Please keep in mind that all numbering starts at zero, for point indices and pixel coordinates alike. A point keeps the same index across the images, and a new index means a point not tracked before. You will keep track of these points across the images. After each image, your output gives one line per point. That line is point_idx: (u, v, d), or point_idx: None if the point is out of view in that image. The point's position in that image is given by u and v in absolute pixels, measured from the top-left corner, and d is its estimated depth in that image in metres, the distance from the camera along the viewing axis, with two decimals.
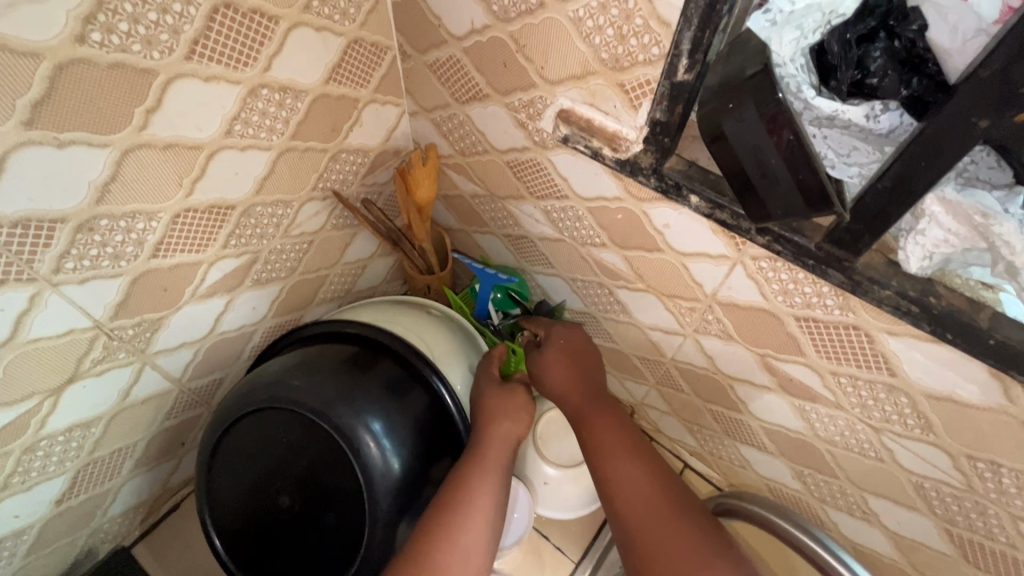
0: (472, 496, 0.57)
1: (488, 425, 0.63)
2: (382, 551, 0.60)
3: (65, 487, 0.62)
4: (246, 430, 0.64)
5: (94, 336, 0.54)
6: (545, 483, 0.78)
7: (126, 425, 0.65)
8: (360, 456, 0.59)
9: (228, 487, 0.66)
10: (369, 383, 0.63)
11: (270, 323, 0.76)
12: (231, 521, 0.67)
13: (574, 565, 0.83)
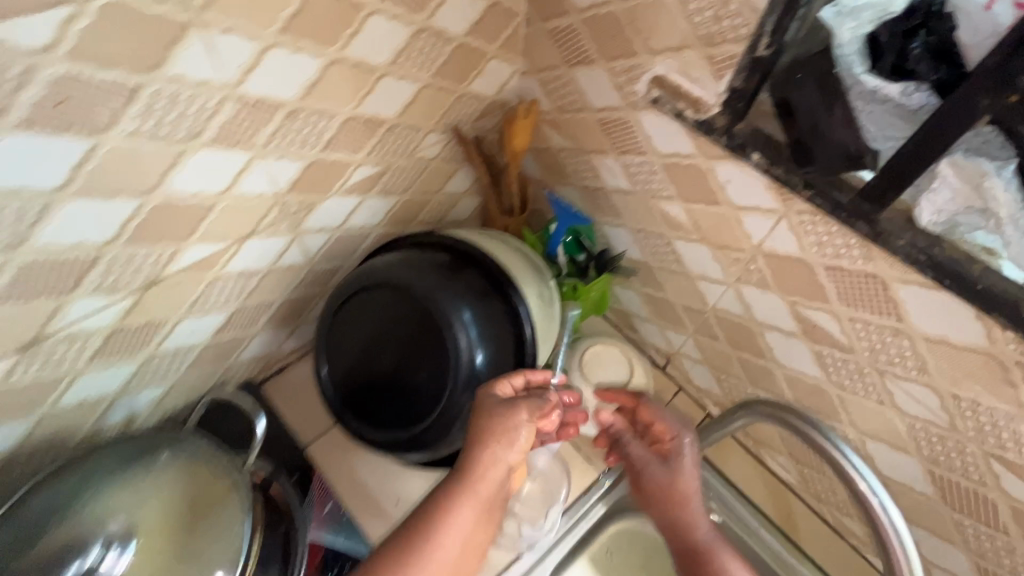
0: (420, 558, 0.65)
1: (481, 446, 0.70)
2: (452, 410, 0.74)
3: (222, 322, 0.80)
4: (364, 304, 0.79)
5: (273, 203, 0.71)
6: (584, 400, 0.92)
7: (270, 284, 0.82)
8: (454, 331, 0.74)
9: (337, 347, 0.81)
10: (466, 282, 0.79)
11: (381, 230, 0.92)
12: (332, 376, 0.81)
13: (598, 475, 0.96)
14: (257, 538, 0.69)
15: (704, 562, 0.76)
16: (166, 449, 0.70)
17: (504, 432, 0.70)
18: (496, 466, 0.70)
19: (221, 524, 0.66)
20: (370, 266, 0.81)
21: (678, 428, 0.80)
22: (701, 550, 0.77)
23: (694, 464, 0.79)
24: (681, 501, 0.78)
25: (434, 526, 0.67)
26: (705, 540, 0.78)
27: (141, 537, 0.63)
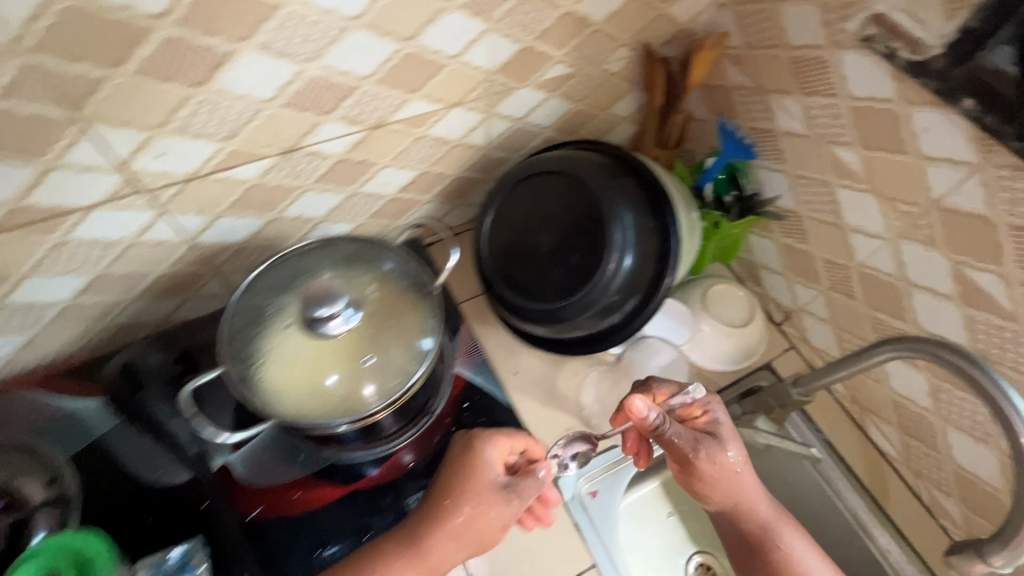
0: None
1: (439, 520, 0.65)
2: (592, 298, 0.82)
3: (408, 182, 0.92)
4: (536, 189, 0.87)
5: (483, 78, 0.81)
6: (704, 328, 0.97)
7: (452, 158, 0.93)
8: (613, 228, 0.81)
9: (499, 223, 0.90)
10: (631, 190, 0.85)
11: (550, 134, 1.00)
12: (490, 246, 0.91)
13: None
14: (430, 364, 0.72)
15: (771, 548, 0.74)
16: (390, 260, 0.75)
17: (472, 482, 0.66)
18: (445, 522, 0.65)
19: (405, 335, 0.71)
20: (547, 159, 0.89)
21: (710, 420, 0.75)
22: (765, 528, 0.75)
23: (732, 434, 0.75)
24: (728, 482, 0.73)
25: (381, 568, 0.62)
26: (767, 516, 0.75)
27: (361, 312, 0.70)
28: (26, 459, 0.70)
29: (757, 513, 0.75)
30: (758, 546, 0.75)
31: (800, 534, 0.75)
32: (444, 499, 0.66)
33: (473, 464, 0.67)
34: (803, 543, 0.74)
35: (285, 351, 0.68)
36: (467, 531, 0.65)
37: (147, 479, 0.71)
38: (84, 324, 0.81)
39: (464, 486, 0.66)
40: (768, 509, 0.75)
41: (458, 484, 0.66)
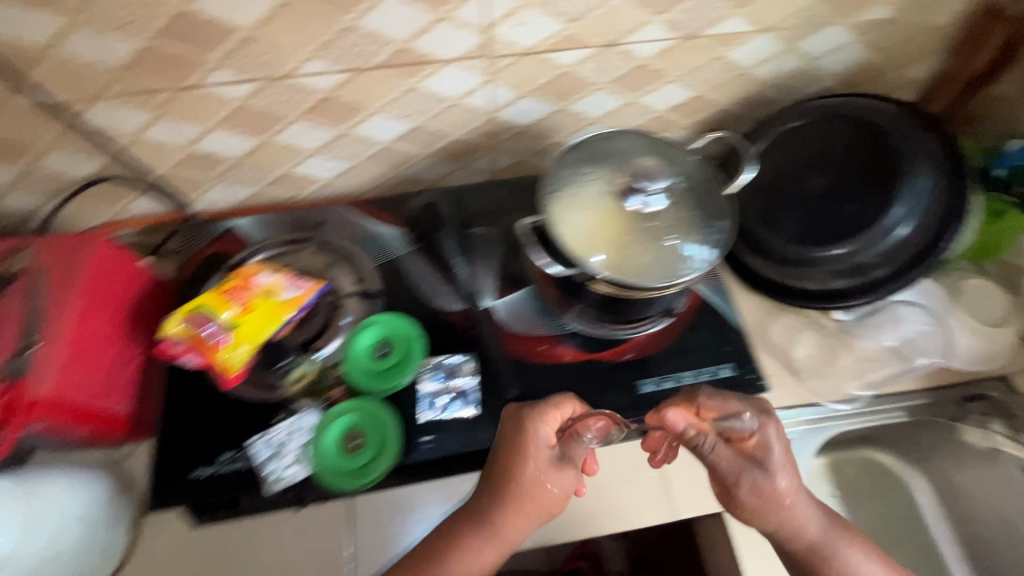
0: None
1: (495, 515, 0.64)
2: (862, 244, 0.84)
3: (682, 103, 0.95)
4: (825, 138, 0.92)
5: (805, 7, 0.81)
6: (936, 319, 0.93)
7: (731, 88, 0.94)
8: (910, 182, 0.83)
9: (772, 156, 0.93)
10: (935, 154, 0.85)
11: (832, 84, 0.97)
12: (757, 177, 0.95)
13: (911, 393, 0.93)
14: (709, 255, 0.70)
15: (822, 564, 0.67)
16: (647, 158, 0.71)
17: (531, 489, 0.64)
18: (518, 507, 0.64)
19: (684, 226, 0.69)
20: (846, 112, 0.91)
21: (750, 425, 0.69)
22: (809, 549, 0.68)
23: (783, 462, 0.69)
24: (757, 503, 0.68)
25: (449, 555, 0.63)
26: (812, 538, 0.68)
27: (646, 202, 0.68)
28: (343, 259, 0.86)
29: (799, 539, 0.69)
30: (806, 569, 0.68)
31: (846, 539, 0.69)
32: (491, 490, 0.65)
33: (526, 446, 0.65)
34: (858, 554, 0.68)
35: (568, 210, 0.69)
36: (528, 508, 0.64)
37: (428, 298, 0.84)
38: (386, 166, 0.97)
39: (535, 469, 0.64)
40: (816, 530, 0.68)
41: (518, 469, 0.64)
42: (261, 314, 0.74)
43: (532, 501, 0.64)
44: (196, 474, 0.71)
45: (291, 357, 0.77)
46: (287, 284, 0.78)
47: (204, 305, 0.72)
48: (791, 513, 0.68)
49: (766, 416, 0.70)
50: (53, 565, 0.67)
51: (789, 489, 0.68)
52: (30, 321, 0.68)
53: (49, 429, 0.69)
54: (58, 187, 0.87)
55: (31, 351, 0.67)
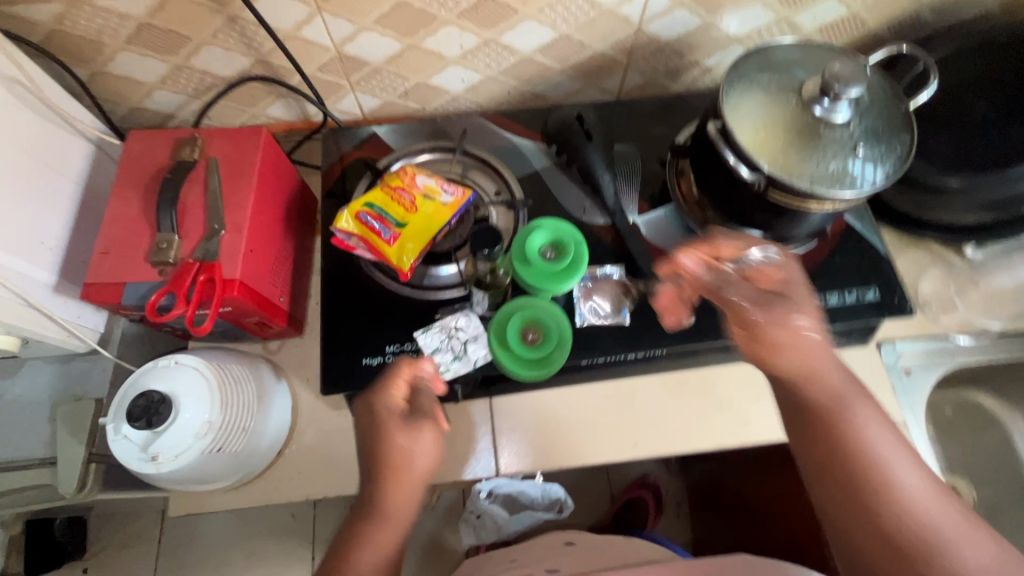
0: None
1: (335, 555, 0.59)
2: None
3: (833, 23, 0.91)
4: (1000, 66, 0.91)
5: None
6: None
7: (889, 8, 0.90)
8: None
9: (942, 77, 0.92)
10: None
11: (983, 6, 0.95)
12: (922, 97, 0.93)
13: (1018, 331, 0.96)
14: (889, 165, 0.67)
15: (837, 425, 0.56)
16: (804, 69, 0.71)
17: (393, 458, 0.60)
18: (403, 476, 0.60)
19: (867, 136, 0.67)
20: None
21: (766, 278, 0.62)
22: (831, 397, 0.57)
23: (804, 306, 0.60)
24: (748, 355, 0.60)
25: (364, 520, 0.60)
26: (832, 387, 0.57)
27: (806, 110, 0.67)
28: (485, 169, 0.87)
29: (795, 390, 0.59)
30: (814, 431, 0.57)
31: (851, 396, 0.57)
32: (373, 459, 0.61)
33: (389, 435, 0.61)
34: (865, 414, 0.56)
35: (745, 110, 0.68)
36: (387, 466, 0.60)
37: (573, 210, 0.84)
38: (518, 80, 0.95)
39: (410, 424, 0.62)
40: (833, 374, 0.58)
41: (389, 453, 0.61)
42: (424, 220, 0.75)
43: (394, 466, 0.60)
44: (367, 361, 0.75)
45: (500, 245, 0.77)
46: (443, 187, 0.78)
47: (374, 202, 0.74)
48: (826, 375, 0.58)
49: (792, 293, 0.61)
50: (239, 439, 0.72)
51: (805, 341, 0.58)
52: (213, 207, 0.70)
53: (232, 312, 0.72)
54: (203, 87, 0.88)
55: (219, 236, 0.69)
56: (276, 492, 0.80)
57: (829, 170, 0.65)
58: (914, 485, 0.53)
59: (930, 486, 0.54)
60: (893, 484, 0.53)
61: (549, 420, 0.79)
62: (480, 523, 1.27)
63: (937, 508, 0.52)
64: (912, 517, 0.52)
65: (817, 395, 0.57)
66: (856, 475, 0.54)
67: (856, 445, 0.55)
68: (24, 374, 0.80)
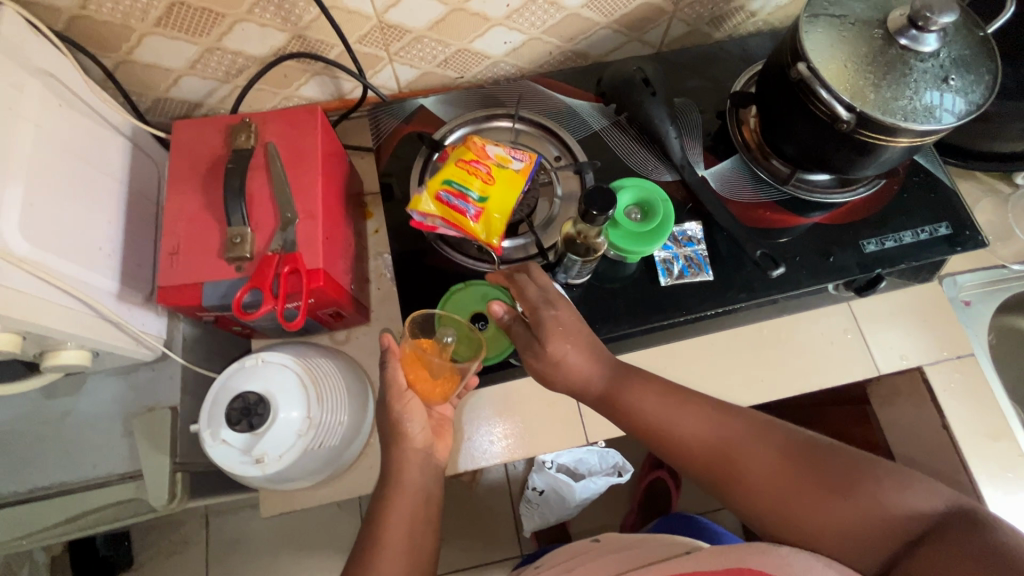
0: None
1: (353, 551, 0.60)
2: None
3: None
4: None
5: None
6: None
7: None
8: None
9: None
10: None
11: None
12: None
13: None
14: (981, 92, 0.65)
15: (619, 406, 0.63)
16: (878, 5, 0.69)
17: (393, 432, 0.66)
18: (408, 453, 0.65)
19: (957, 66, 0.65)
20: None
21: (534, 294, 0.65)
22: (606, 401, 0.65)
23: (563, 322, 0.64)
24: (709, 460, 0.58)
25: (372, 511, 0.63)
26: (599, 389, 0.64)
27: (892, 48, 0.66)
28: (542, 133, 0.84)
29: (588, 391, 0.65)
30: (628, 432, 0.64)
31: (614, 373, 0.65)
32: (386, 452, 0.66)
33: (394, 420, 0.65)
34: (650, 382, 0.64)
35: (832, 50, 0.66)
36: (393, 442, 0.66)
37: (639, 170, 0.83)
38: (561, 39, 0.92)
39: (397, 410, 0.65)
40: (598, 382, 0.64)
41: (397, 435, 0.66)
42: (506, 187, 0.73)
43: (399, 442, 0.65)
44: None
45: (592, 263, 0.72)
46: (513, 155, 0.76)
47: (452, 178, 0.72)
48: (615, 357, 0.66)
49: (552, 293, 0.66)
50: (334, 435, 0.70)
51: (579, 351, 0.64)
52: (281, 195, 0.66)
53: (313, 304, 0.69)
54: (235, 69, 0.82)
55: (294, 224, 0.65)
56: (368, 482, 0.79)
57: (922, 105, 0.64)
58: (710, 433, 0.59)
59: (704, 413, 0.60)
60: (676, 429, 0.60)
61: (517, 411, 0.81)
62: (542, 499, 1.30)
63: (719, 432, 0.59)
64: (696, 438, 0.59)
65: (602, 392, 0.64)
66: (676, 455, 0.60)
67: (639, 418, 0.62)
68: (87, 390, 0.76)
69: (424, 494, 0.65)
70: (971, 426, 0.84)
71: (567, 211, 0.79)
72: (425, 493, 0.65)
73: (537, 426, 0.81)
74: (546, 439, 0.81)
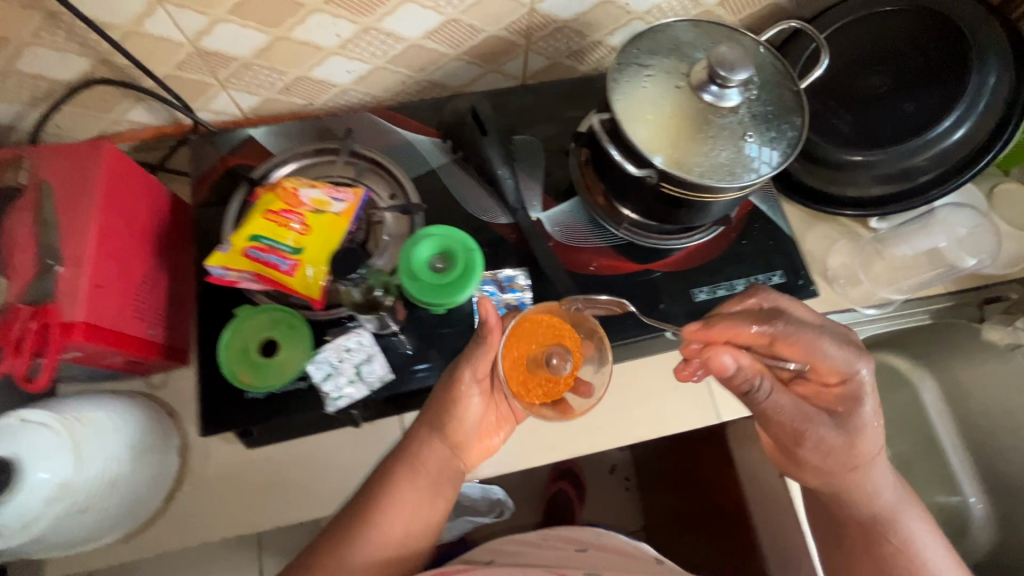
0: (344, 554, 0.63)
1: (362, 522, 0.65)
2: (926, 149, 0.82)
3: None
4: (895, 26, 0.87)
5: None
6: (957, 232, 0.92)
7: None
8: (982, 79, 0.79)
9: (838, 49, 0.89)
10: (995, 47, 0.80)
11: None
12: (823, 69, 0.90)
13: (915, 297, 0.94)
14: (783, 148, 0.65)
15: (890, 539, 0.63)
16: (687, 55, 0.68)
17: (455, 418, 0.68)
18: (439, 444, 0.69)
19: (756, 122, 0.65)
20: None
21: (844, 361, 0.61)
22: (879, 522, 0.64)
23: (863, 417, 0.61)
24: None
25: (415, 448, 0.69)
26: (879, 510, 0.64)
27: (696, 101, 0.65)
28: (375, 170, 0.80)
29: (865, 511, 0.65)
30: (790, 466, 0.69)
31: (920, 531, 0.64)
32: (432, 424, 0.69)
33: (457, 398, 0.68)
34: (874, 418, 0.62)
35: (635, 102, 0.65)
36: (434, 423, 0.69)
37: (473, 211, 0.80)
38: (410, 69, 0.87)
39: (447, 399, 0.68)
40: (887, 488, 0.64)
41: (453, 411, 0.68)
42: (322, 231, 0.70)
43: (440, 423, 0.69)
44: (250, 396, 0.68)
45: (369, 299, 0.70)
46: (333, 195, 0.72)
47: (260, 234, 0.67)
48: (861, 415, 0.61)
49: (863, 360, 0.61)
50: (104, 497, 0.65)
51: (873, 448, 0.63)
52: (46, 239, 0.62)
53: (86, 356, 0.64)
54: (40, 94, 0.76)
55: (55, 272, 0.61)
56: (171, 539, 0.74)
57: (719, 161, 0.64)
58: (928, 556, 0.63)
59: None
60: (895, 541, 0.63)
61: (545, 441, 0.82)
62: None
63: None
64: None
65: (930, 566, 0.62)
66: None
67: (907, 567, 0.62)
68: None
69: (433, 492, 0.68)
70: None
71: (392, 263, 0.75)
72: (433, 491, 0.68)
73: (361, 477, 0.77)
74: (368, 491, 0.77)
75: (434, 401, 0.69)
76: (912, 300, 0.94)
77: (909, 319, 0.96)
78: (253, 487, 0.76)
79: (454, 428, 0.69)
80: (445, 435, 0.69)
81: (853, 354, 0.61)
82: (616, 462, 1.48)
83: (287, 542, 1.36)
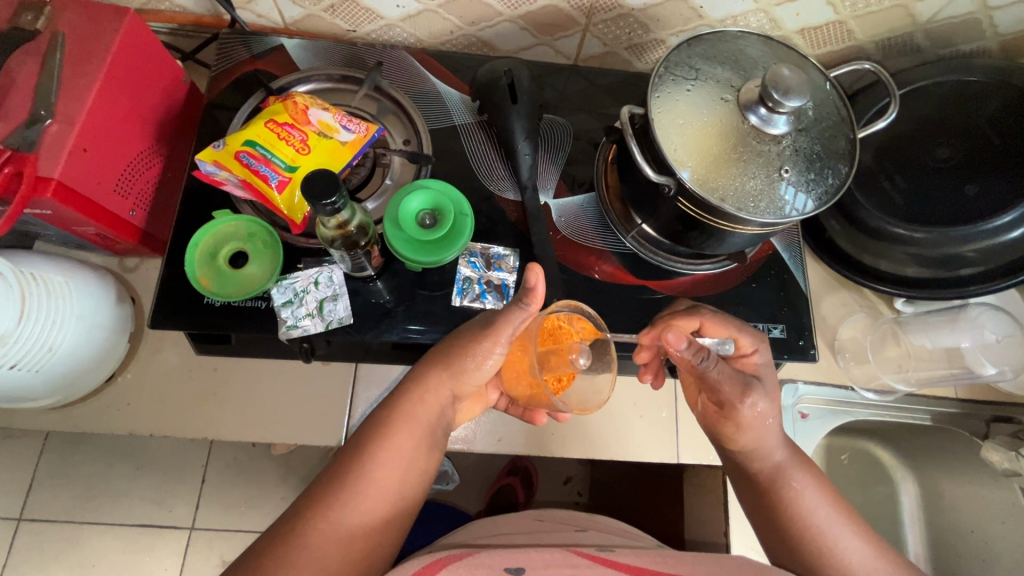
0: (338, 491, 0.55)
1: (365, 454, 0.58)
2: (985, 237, 0.73)
3: (816, 24, 0.80)
4: (978, 103, 0.81)
5: None
6: (981, 338, 0.84)
7: (881, 19, 0.80)
8: None
9: (909, 115, 0.83)
10: None
11: (984, 44, 0.85)
12: (891, 129, 0.83)
13: (920, 395, 0.88)
14: (820, 194, 0.59)
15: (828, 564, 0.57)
16: (743, 70, 0.62)
17: (464, 363, 0.61)
18: (439, 391, 0.63)
19: (798, 158, 0.59)
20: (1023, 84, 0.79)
21: (751, 340, 0.64)
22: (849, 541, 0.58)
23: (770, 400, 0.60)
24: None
25: (418, 393, 0.62)
26: None
27: (739, 119, 0.59)
28: (397, 113, 0.78)
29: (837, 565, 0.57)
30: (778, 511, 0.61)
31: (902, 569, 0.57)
32: (437, 372, 0.62)
33: (475, 347, 0.61)
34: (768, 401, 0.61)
35: (674, 103, 0.60)
36: (447, 364, 0.62)
37: (483, 179, 0.77)
38: (461, 20, 0.83)
39: (468, 344, 0.61)
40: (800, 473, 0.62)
41: (468, 361, 0.61)
42: (320, 155, 0.67)
43: (454, 369, 0.62)
44: (209, 302, 0.67)
45: (348, 239, 0.63)
46: (343, 123, 0.69)
47: (257, 141, 0.65)
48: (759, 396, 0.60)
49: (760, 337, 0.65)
50: (41, 360, 0.64)
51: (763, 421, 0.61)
52: (44, 89, 0.60)
53: (54, 216, 0.62)
54: None
55: (44, 124, 0.59)
56: (98, 423, 0.73)
57: (747, 192, 0.58)
58: (861, 556, 0.58)
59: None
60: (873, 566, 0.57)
61: (495, 431, 0.78)
62: None
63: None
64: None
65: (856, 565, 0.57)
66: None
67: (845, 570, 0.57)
68: None
69: (431, 441, 0.62)
70: (751, 548, 0.77)
71: (381, 212, 0.72)
72: (431, 441, 0.62)
73: (300, 414, 0.75)
74: (301, 430, 0.75)
75: (455, 341, 0.63)
76: (917, 395, 0.88)
77: (913, 411, 0.88)
78: (191, 394, 0.75)
79: (464, 378, 0.63)
80: (455, 380, 0.63)
81: (754, 336, 0.64)
82: (572, 473, 1.40)
83: (229, 463, 1.35)
